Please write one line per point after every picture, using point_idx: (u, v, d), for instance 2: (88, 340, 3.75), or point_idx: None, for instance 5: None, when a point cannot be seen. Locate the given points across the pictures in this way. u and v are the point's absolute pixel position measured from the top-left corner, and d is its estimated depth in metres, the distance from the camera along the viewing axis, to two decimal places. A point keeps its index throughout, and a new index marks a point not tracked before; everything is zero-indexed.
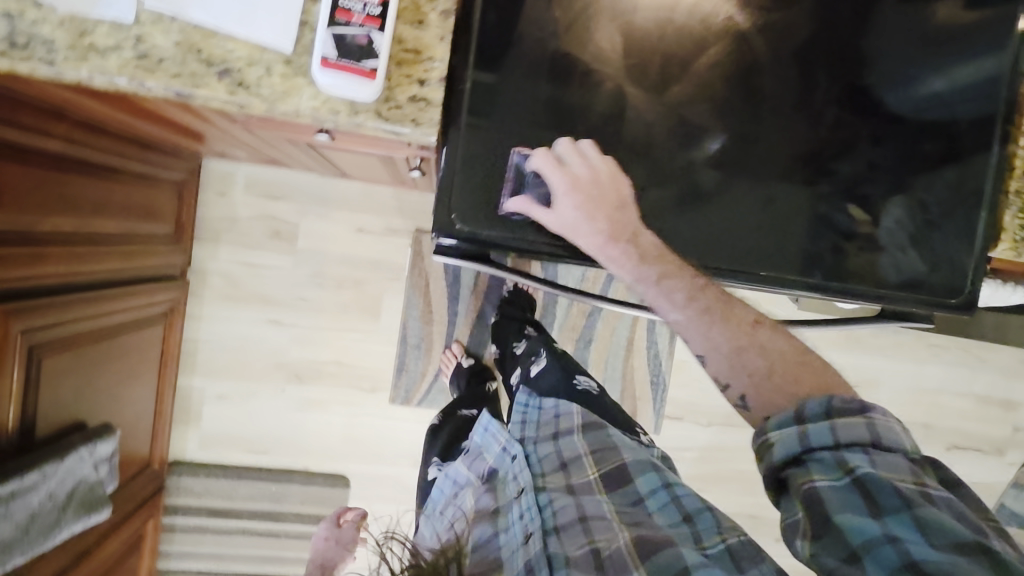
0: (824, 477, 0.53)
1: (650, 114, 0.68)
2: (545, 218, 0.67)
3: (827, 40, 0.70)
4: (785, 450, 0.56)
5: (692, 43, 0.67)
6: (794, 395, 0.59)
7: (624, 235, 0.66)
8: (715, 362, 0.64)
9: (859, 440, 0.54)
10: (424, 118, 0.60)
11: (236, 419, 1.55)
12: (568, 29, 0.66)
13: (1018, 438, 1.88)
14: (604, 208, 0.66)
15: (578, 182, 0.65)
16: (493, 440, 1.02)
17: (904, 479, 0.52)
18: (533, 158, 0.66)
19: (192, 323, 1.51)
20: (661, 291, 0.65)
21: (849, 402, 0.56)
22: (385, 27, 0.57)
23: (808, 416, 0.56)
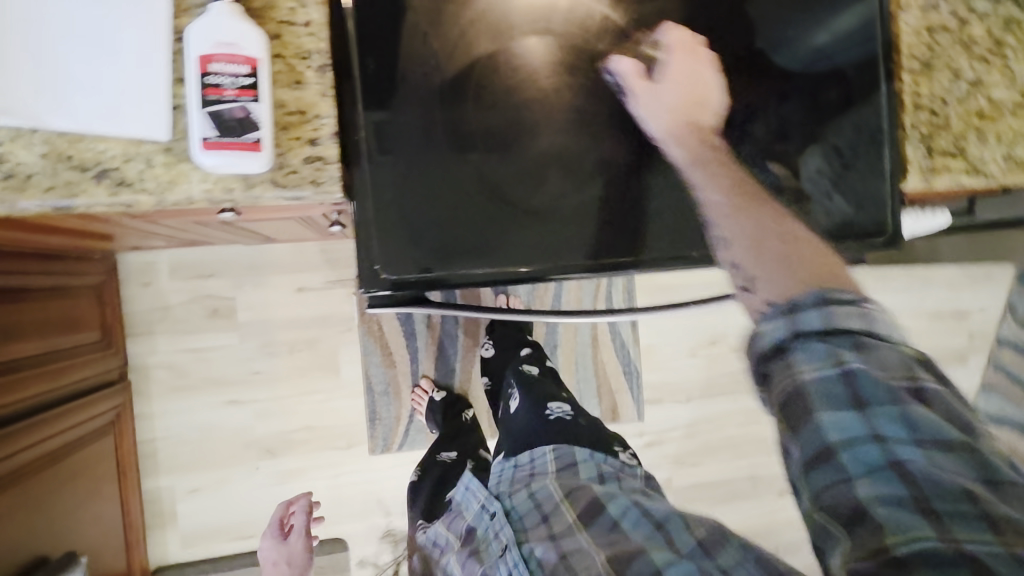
0: (815, 368, 0.48)
1: (551, 118, 0.68)
2: (630, 89, 0.69)
3: (702, 20, 0.72)
4: (773, 339, 0.49)
5: (572, 46, 0.68)
6: (801, 283, 0.51)
7: (688, 126, 0.71)
8: (735, 254, 0.56)
9: (846, 336, 0.48)
10: (324, 177, 0.59)
11: (216, 510, 1.47)
12: (450, 60, 0.65)
13: (974, 343, 1.98)
14: (687, 96, 0.71)
15: (685, 63, 0.71)
16: (473, 499, 1.09)
17: (893, 372, 0.48)
18: (664, 32, 0.71)
19: (145, 422, 1.43)
20: (703, 175, 0.68)
21: (845, 295, 0.49)
22: (262, 96, 0.55)
23: (801, 306, 0.49)
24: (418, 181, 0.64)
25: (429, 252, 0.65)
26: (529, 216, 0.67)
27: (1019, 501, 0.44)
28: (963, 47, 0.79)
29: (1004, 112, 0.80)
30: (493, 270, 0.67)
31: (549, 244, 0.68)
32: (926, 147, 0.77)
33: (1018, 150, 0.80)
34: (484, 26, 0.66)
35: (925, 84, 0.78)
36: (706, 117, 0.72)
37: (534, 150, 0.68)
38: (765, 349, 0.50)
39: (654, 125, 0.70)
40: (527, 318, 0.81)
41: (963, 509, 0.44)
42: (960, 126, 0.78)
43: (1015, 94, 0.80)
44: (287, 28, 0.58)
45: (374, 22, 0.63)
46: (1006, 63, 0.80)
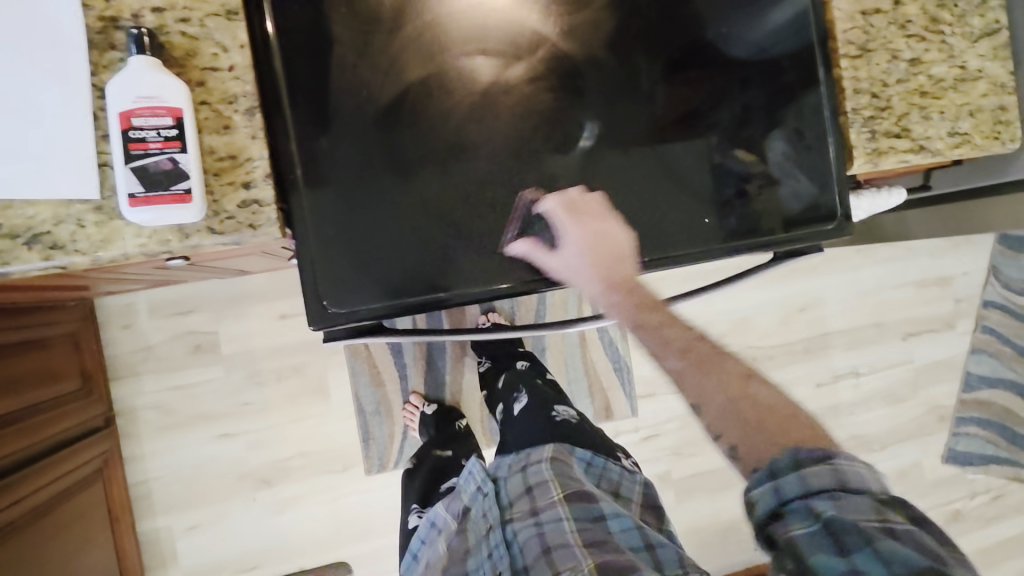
0: (799, 523, 0.53)
1: (493, 135, 0.68)
2: (547, 259, 0.69)
3: (636, 24, 0.72)
4: (764, 505, 0.56)
5: (506, 63, 0.68)
6: (784, 441, 0.58)
7: (622, 282, 0.70)
8: (701, 402, 0.64)
9: (826, 484, 0.54)
10: (261, 219, 0.59)
11: (215, 546, 1.45)
12: (383, 88, 0.64)
13: (961, 308, 1.98)
14: (605, 257, 0.69)
15: (585, 227, 0.69)
16: (471, 480, 1.07)
17: (865, 516, 0.51)
18: (542, 205, 0.69)
19: (138, 464, 1.40)
20: (659, 339, 0.68)
21: (814, 452, 0.56)
22: (188, 146, 0.55)
23: (779, 470, 0.56)
24: (361, 213, 0.64)
25: (380, 286, 0.65)
26: (479, 240, 0.68)
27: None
28: (899, 28, 0.80)
29: (945, 88, 0.81)
30: (443, 297, 0.67)
31: (502, 264, 0.68)
32: (871, 130, 0.79)
33: (961, 123, 0.82)
34: (413, 49, 0.65)
35: (865, 68, 0.78)
36: (627, 269, 0.71)
37: (477, 168, 0.68)
38: (760, 514, 0.56)
39: (585, 284, 0.70)
40: (504, 335, 0.88)
41: None
42: (903, 106, 0.80)
43: (953, 69, 0.82)
44: (211, 74, 0.58)
45: (301, 54, 0.62)
46: (943, 40, 0.81)
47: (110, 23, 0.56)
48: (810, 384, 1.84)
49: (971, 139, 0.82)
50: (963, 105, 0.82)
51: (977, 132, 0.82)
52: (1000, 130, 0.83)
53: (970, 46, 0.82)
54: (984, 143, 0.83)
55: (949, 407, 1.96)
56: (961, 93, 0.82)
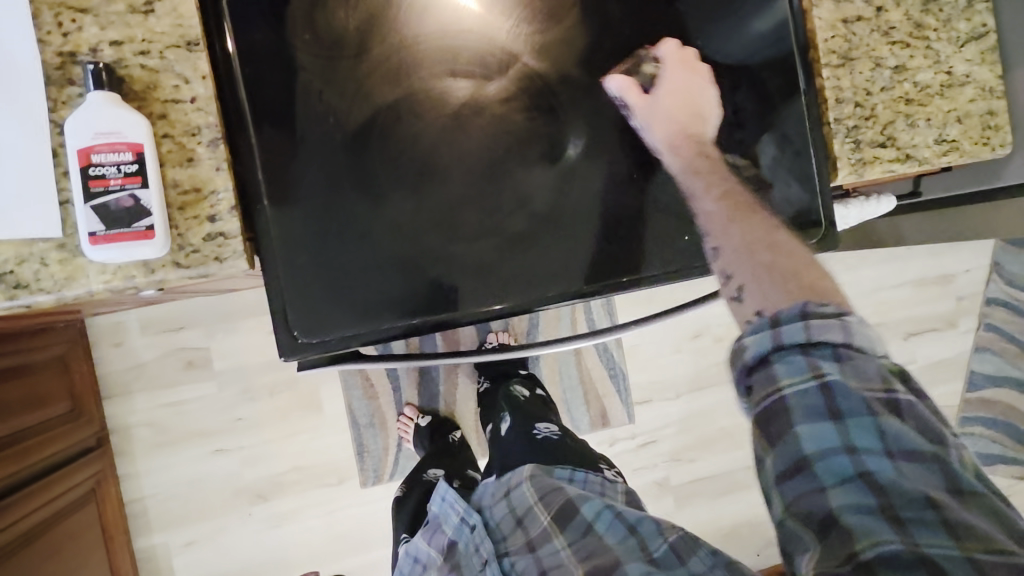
0: (793, 381, 0.50)
1: (465, 155, 0.66)
2: (635, 104, 0.70)
3: (616, 34, 0.70)
4: (756, 351, 0.52)
5: (478, 82, 0.67)
6: (800, 291, 0.52)
7: (688, 132, 0.69)
8: (721, 253, 0.57)
9: (831, 345, 0.50)
10: (227, 252, 0.58)
11: (212, 562, 1.44)
12: (350, 112, 0.63)
13: (963, 306, 1.94)
14: (682, 106, 0.70)
15: (683, 76, 0.71)
16: (450, 509, 1.05)
17: (869, 383, 0.50)
18: (658, 49, 0.72)
19: (133, 482, 1.41)
20: (700, 182, 0.64)
21: (827, 306, 0.51)
22: (149, 181, 0.54)
23: (783, 316, 0.51)
24: (331, 238, 0.63)
25: (353, 311, 0.63)
26: (455, 262, 0.66)
27: (982, 505, 0.47)
28: (882, 35, 0.78)
29: (931, 94, 0.79)
30: (420, 323, 0.65)
31: (480, 286, 0.67)
32: (855, 140, 0.77)
33: (949, 130, 0.80)
34: (382, 72, 0.64)
35: (846, 77, 0.77)
36: (701, 125, 0.71)
37: (451, 189, 0.66)
38: (749, 360, 0.52)
39: (654, 132, 0.69)
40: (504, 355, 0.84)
41: (924, 515, 0.47)
42: (888, 114, 0.78)
43: (939, 75, 0.80)
44: (173, 106, 0.57)
45: (264, 82, 0.61)
46: (928, 46, 0.79)
47: (69, 58, 0.55)
48: None
49: (959, 146, 0.80)
50: (950, 112, 0.80)
51: (965, 138, 0.80)
52: (991, 135, 0.81)
53: (957, 50, 0.80)
54: (973, 149, 0.80)
55: (953, 406, 1.93)
56: (949, 98, 0.80)
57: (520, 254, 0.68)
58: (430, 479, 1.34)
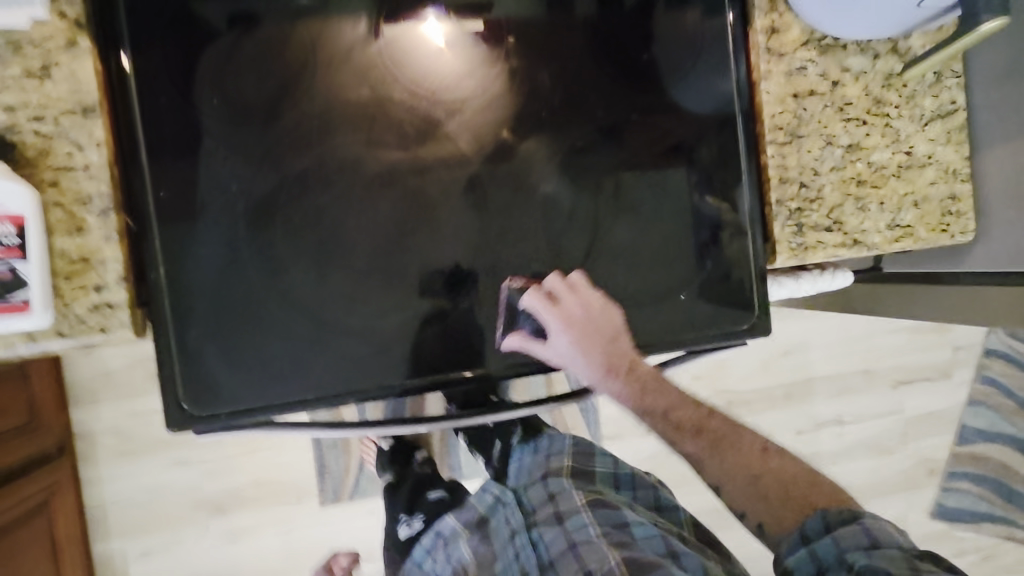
0: (829, 569, 0.60)
1: (370, 226, 0.65)
2: (541, 352, 0.69)
3: (576, 89, 0.70)
4: (795, 561, 0.63)
5: (404, 144, 0.65)
6: (808, 509, 0.66)
7: (619, 361, 0.70)
8: (714, 477, 0.70)
9: (859, 543, 0.60)
10: (113, 322, 0.58)
11: (170, 570, 1.43)
12: (255, 181, 0.62)
13: (959, 357, 1.84)
14: (597, 343, 0.69)
15: (574, 319, 0.68)
16: (486, 492, 1.00)
17: (896, 563, 0.56)
18: (525, 298, 0.68)
19: (94, 488, 1.40)
20: (642, 408, 0.71)
21: (843, 511, 0.64)
22: (30, 254, 0.54)
23: (819, 548, 0.62)
24: (228, 312, 0.62)
25: (248, 386, 0.63)
26: (354, 339, 0.65)
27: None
28: (836, 111, 0.74)
29: (886, 176, 0.75)
30: (317, 400, 0.65)
31: (410, 354, 0.66)
32: (797, 223, 0.73)
33: (904, 215, 0.75)
34: (299, 136, 0.63)
35: (793, 156, 0.73)
36: (626, 349, 0.70)
37: (358, 259, 0.65)
38: (790, 564, 0.63)
39: (580, 366, 0.70)
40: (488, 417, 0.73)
41: None
42: (836, 196, 0.74)
43: (896, 155, 0.75)
44: (64, 173, 0.56)
45: (167, 147, 0.60)
46: (887, 123, 0.75)
47: None
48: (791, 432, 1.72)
49: (914, 232, 0.76)
50: (906, 195, 0.75)
51: (921, 224, 0.76)
52: (950, 221, 0.76)
53: (919, 129, 0.75)
54: (929, 236, 0.76)
55: (941, 460, 1.83)
56: (906, 180, 0.75)
57: (434, 326, 0.67)
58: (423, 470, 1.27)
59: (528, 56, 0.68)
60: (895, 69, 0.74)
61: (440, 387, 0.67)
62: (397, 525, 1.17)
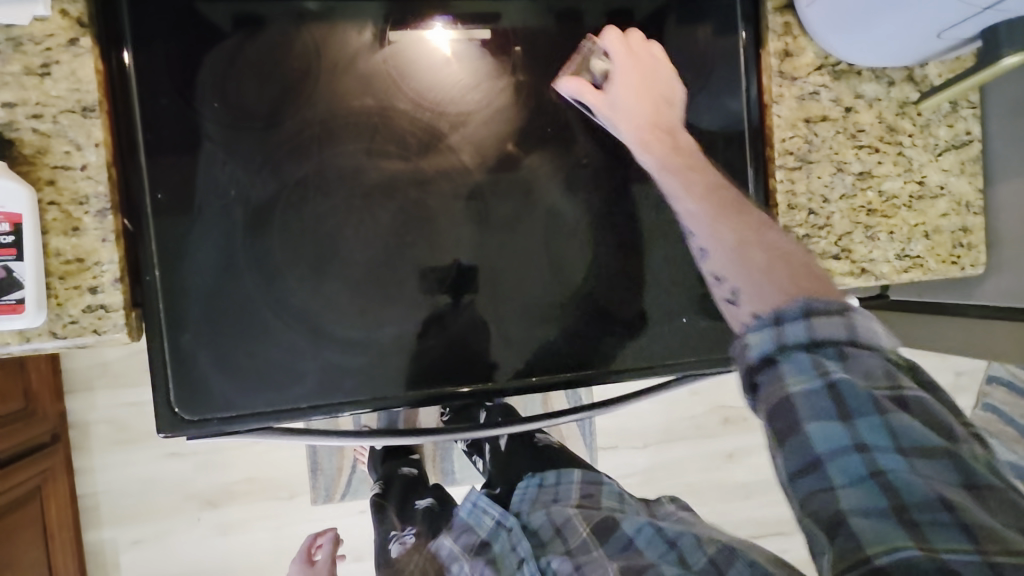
0: (796, 380, 0.44)
1: (371, 233, 0.64)
2: (593, 99, 0.67)
3: None
4: (759, 350, 0.45)
5: (407, 154, 0.65)
6: (794, 293, 0.47)
7: (660, 127, 0.65)
8: (716, 260, 0.53)
9: (837, 339, 0.44)
10: (106, 325, 0.57)
11: (159, 560, 1.43)
12: (254, 186, 0.61)
13: (961, 382, 1.81)
14: (648, 99, 0.66)
15: (635, 63, 0.66)
16: (484, 515, 0.94)
17: (876, 377, 0.43)
18: (603, 40, 0.67)
19: (87, 476, 1.40)
20: (677, 181, 0.59)
21: (831, 302, 0.45)
22: (25, 254, 0.53)
23: (786, 316, 0.45)
24: (224, 317, 0.62)
25: (242, 392, 0.62)
26: (350, 349, 0.64)
27: (1002, 505, 0.41)
28: (848, 137, 0.72)
29: (897, 205, 0.74)
30: (310, 409, 0.64)
31: (406, 365, 0.66)
32: (804, 250, 0.72)
33: (913, 246, 0.74)
34: (300, 143, 0.62)
35: (803, 181, 0.72)
36: (669, 115, 0.66)
37: (358, 266, 0.64)
38: (752, 359, 0.46)
39: (621, 120, 0.66)
40: (481, 434, 0.71)
41: (939, 517, 0.40)
42: (845, 224, 0.73)
43: (908, 185, 0.74)
44: (61, 172, 0.56)
45: (166, 150, 0.59)
46: (900, 152, 0.73)
47: None
48: None
49: (923, 263, 0.74)
50: (916, 225, 0.74)
51: (931, 255, 0.74)
52: (960, 253, 0.75)
53: (933, 158, 0.74)
54: (939, 268, 0.74)
55: None
56: (917, 211, 0.74)
57: (431, 339, 0.66)
58: (410, 472, 1.25)
59: (535, 69, 0.67)
60: (911, 97, 0.73)
61: (439, 402, 0.66)
62: (388, 541, 1.13)
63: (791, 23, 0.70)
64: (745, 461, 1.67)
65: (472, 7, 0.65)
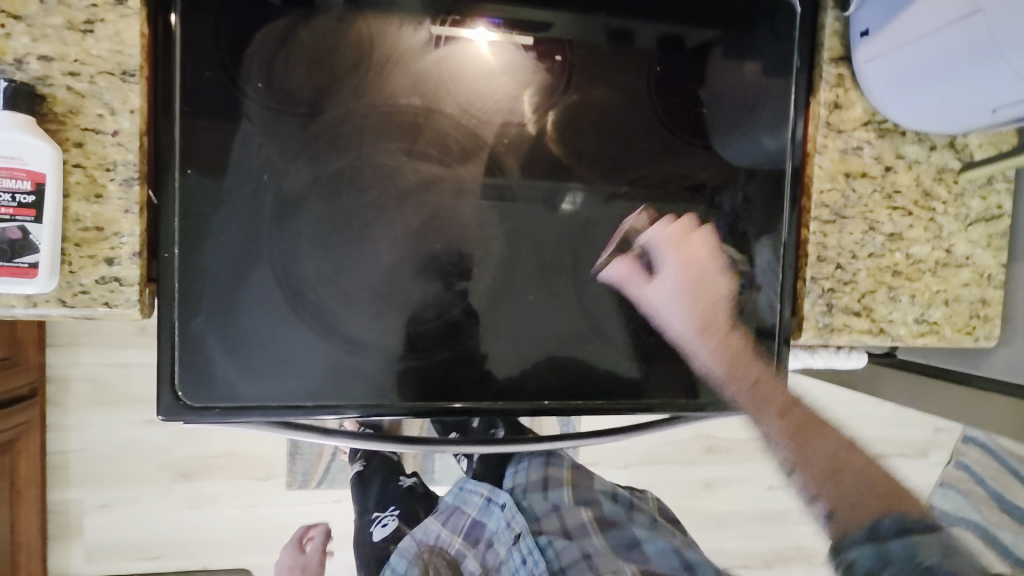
0: (884, 566, 0.56)
1: (401, 228, 0.63)
2: (641, 290, 0.69)
3: (628, 129, 0.68)
4: (858, 557, 0.58)
5: (449, 155, 0.63)
6: (882, 508, 0.60)
7: (713, 327, 0.69)
8: (800, 476, 0.62)
9: (934, 549, 0.57)
10: (118, 298, 0.55)
11: (124, 527, 1.39)
12: (288, 173, 0.60)
13: (938, 438, 1.81)
14: (703, 295, 0.69)
15: (686, 259, 0.69)
16: (473, 493, 0.99)
17: (966, 570, 0.56)
18: (648, 232, 0.69)
19: (59, 434, 1.35)
20: (750, 396, 0.67)
21: (920, 522, 0.59)
22: (44, 216, 0.51)
23: (885, 531, 0.58)
24: (240, 304, 0.60)
25: (248, 382, 0.61)
26: (360, 349, 0.63)
27: None
28: (884, 197, 0.72)
29: (922, 270, 0.74)
30: (312, 407, 0.62)
31: (413, 374, 0.64)
32: (827, 304, 0.72)
33: (932, 311, 0.74)
34: (340, 132, 0.61)
35: (835, 236, 0.72)
36: (721, 316, 0.70)
37: (383, 263, 0.63)
38: (847, 559, 0.59)
39: (677, 318, 0.69)
40: (471, 450, 0.70)
41: None
42: (869, 283, 0.73)
43: (935, 251, 0.74)
44: (91, 136, 0.53)
45: (203, 124, 0.57)
46: (931, 218, 0.73)
47: None
48: (763, 486, 1.70)
49: (940, 330, 0.75)
50: (937, 292, 0.74)
51: (948, 323, 0.75)
52: (976, 324, 0.75)
53: (962, 229, 0.74)
54: (954, 337, 0.75)
55: None
56: (940, 278, 0.74)
57: (443, 350, 0.65)
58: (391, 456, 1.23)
59: (583, 83, 0.66)
60: (950, 164, 0.73)
61: (438, 414, 0.64)
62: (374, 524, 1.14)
63: (844, 75, 0.70)
64: (721, 492, 1.67)
65: (529, 14, 0.63)
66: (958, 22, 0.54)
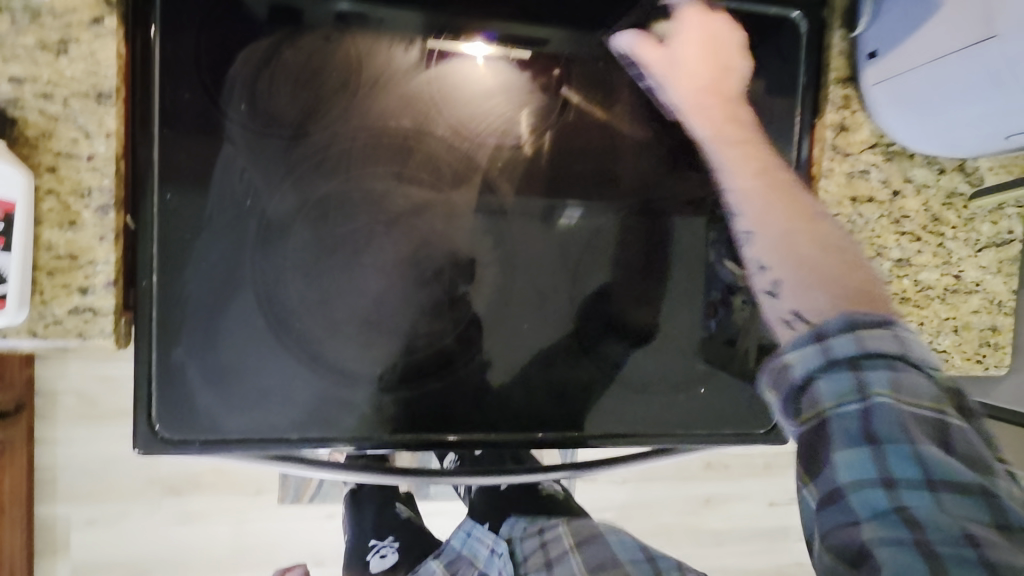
0: (834, 403, 0.46)
1: (390, 254, 0.61)
2: (648, 55, 0.62)
3: (627, 150, 0.66)
4: (804, 367, 0.48)
5: (439, 178, 0.61)
6: (842, 306, 0.49)
7: (724, 101, 0.61)
8: (779, 272, 0.53)
9: (881, 372, 0.46)
10: (92, 329, 0.52)
11: (112, 544, 1.36)
12: (273, 199, 0.57)
13: None
14: (710, 61, 0.61)
15: (701, 24, 0.61)
16: (478, 543, 0.93)
17: (918, 415, 0.45)
18: None
19: (46, 448, 1.33)
20: (736, 159, 0.58)
21: (872, 318, 0.48)
22: (13, 246, 0.48)
23: (832, 337, 0.48)
24: (221, 333, 0.57)
25: (229, 414, 0.58)
26: (347, 379, 0.60)
27: None
28: (892, 222, 0.70)
29: (930, 297, 0.71)
30: (296, 440, 0.59)
31: (401, 406, 0.61)
32: None
33: (941, 340, 0.72)
34: (326, 154, 0.58)
35: None
36: (733, 85, 0.62)
37: (371, 290, 0.61)
38: (798, 377, 0.49)
39: (672, 87, 0.63)
40: (460, 479, 0.67)
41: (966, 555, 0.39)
42: None
43: (944, 278, 0.71)
44: (65, 160, 0.51)
45: (183, 148, 0.55)
46: (941, 243, 0.71)
47: None
48: (764, 502, 1.67)
49: (948, 359, 0.72)
50: (947, 320, 0.72)
51: (957, 352, 0.72)
52: (985, 353, 0.72)
53: (971, 254, 0.71)
54: (962, 365, 0.72)
55: None
56: (950, 304, 0.72)
57: (433, 381, 0.62)
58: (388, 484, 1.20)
59: (581, 103, 0.64)
60: (960, 188, 0.71)
61: (427, 447, 0.62)
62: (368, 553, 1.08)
63: (851, 96, 0.67)
64: (721, 509, 1.64)
65: (525, 31, 0.61)
66: (972, 46, 0.52)
